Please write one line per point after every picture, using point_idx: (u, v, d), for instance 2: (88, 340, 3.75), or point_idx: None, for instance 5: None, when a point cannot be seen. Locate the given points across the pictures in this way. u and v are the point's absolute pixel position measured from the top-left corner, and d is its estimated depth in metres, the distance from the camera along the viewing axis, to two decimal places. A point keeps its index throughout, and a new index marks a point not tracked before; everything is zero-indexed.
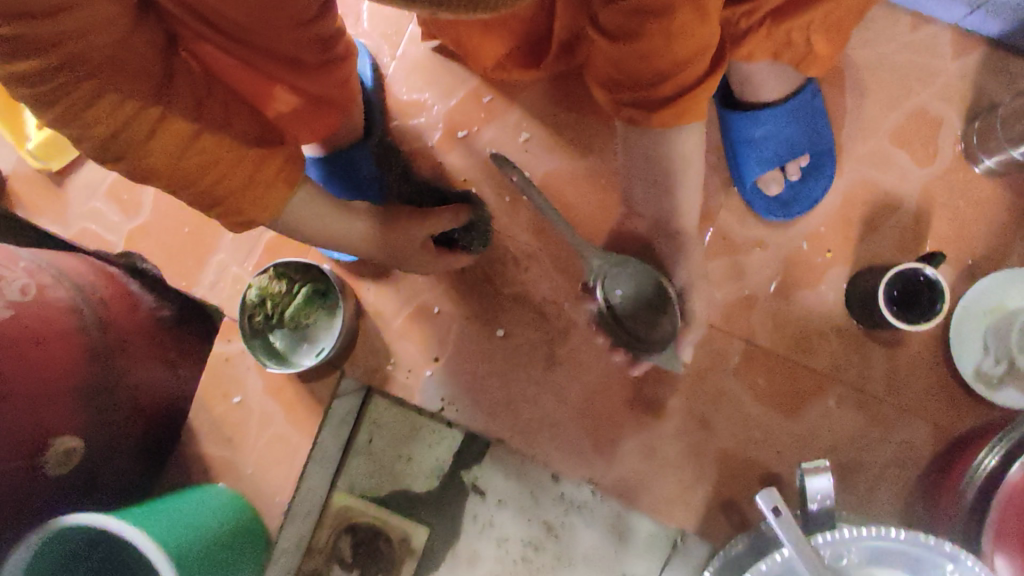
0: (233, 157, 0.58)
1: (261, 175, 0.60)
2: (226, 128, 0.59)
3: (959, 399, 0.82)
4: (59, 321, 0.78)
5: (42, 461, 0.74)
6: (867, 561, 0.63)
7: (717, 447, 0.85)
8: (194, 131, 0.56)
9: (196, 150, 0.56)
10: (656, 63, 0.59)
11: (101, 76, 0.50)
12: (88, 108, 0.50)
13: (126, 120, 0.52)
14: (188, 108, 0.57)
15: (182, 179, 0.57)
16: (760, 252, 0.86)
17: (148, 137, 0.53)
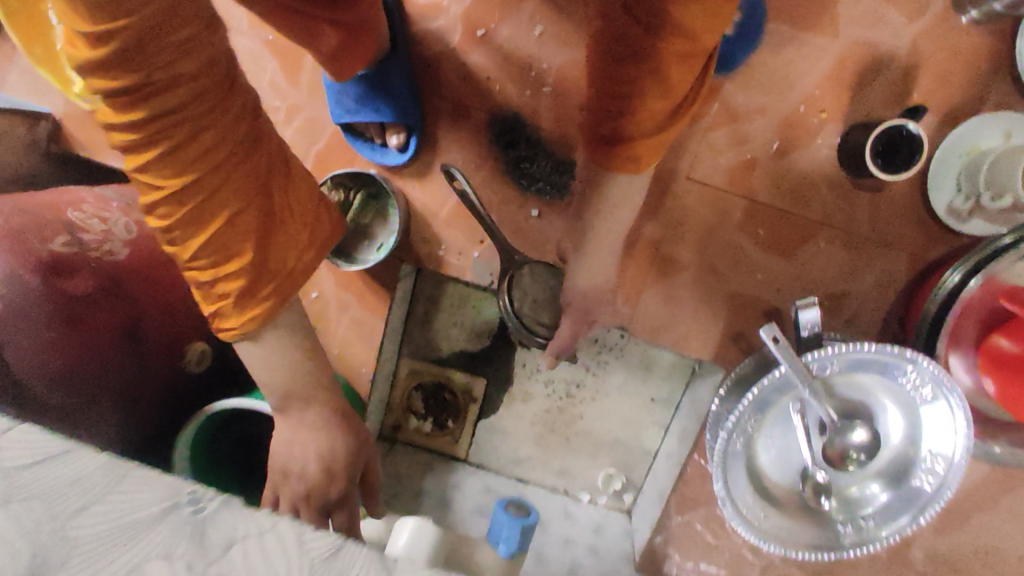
0: (258, 240, 0.59)
1: (261, 281, 0.60)
2: (270, 202, 0.60)
3: (933, 231, 0.95)
4: (162, 248, 0.93)
5: (184, 361, 0.92)
6: (848, 367, 0.82)
7: (726, 290, 1.02)
8: (249, 198, 0.58)
9: (237, 222, 0.57)
10: (619, 113, 0.66)
11: (203, 134, 0.53)
12: (175, 159, 0.53)
13: (201, 180, 0.54)
14: (256, 171, 0.58)
15: (203, 243, 0.56)
16: (760, 118, 0.95)
17: (207, 197, 0.55)
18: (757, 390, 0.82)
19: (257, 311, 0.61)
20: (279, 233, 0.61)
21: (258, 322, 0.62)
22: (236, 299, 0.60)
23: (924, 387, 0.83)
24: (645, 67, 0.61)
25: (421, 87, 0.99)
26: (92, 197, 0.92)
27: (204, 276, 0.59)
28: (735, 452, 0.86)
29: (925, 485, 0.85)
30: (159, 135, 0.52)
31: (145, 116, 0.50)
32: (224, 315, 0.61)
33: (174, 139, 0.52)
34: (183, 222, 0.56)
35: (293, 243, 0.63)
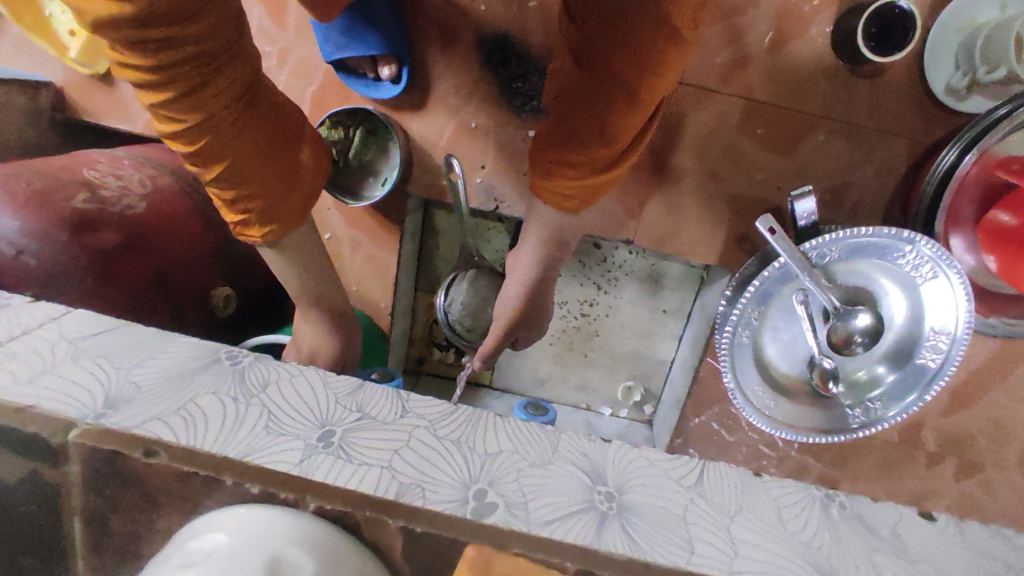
0: (273, 162, 0.65)
1: (280, 189, 0.68)
2: (272, 126, 0.65)
3: (930, 112, 0.95)
4: (174, 202, 0.96)
5: (213, 307, 0.98)
6: (848, 253, 0.84)
7: (727, 193, 1.03)
8: (257, 132, 0.62)
9: (251, 154, 0.62)
10: (558, 155, 0.64)
11: (220, 77, 0.55)
12: (198, 103, 0.55)
13: (219, 119, 0.57)
14: (258, 109, 0.62)
15: (227, 168, 0.61)
16: (751, 12, 0.94)
17: (227, 134, 0.59)
18: (758, 282, 0.85)
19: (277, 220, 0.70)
20: (283, 158, 0.67)
21: (280, 226, 0.70)
22: (259, 208, 0.67)
23: (924, 267, 0.84)
24: (585, 111, 0.60)
25: (409, 16, 1.00)
26: (104, 159, 0.95)
27: (226, 194, 0.64)
28: (742, 344, 0.91)
29: (930, 363, 0.87)
30: (182, 84, 0.53)
31: (171, 70, 0.51)
32: (248, 223, 0.69)
33: (198, 86, 0.54)
34: (206, 152, 0.59)
35: (291, 158, 0.68)
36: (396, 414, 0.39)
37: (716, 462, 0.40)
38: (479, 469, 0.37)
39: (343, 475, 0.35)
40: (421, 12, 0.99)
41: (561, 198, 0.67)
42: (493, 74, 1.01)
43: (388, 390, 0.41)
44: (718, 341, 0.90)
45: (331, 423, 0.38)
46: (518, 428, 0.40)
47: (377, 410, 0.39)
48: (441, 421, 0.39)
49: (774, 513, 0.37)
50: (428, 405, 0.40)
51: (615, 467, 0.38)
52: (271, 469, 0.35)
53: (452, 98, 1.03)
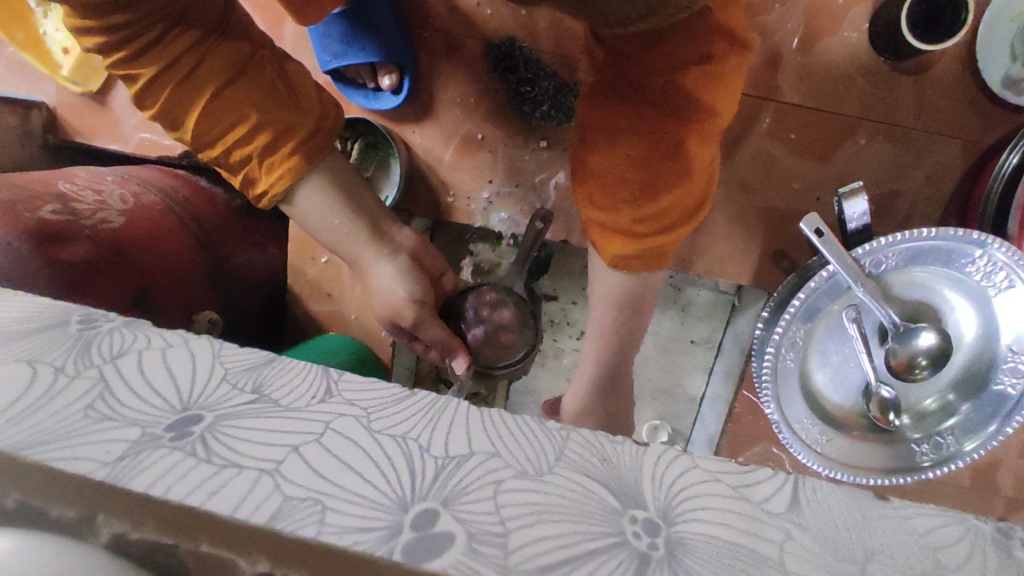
0: (261, 102, 0.59)
1: (280, 133, 0.60)
2: (254, 70, 0.60)
3: (986, 109, 0.86)
4: (159, 218, 0.84)
5: (194, 329, 0.82)
6: (906, 261, 0.74)
7: (760, 204, 0.93)
8: (231, 73, 0.59)
9: (221, 98, 0.59)
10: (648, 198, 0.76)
11: (172, 27, 0.56)
12: (150, 56, 0.56)
13: (177, 65, 0.57)
14: (235, 54, 0.59)
15: (202, 122, 0.59)
16: (778, 8, 0.87)
17: (189, 81, 0.58)
18: (803, 296, 0.74)
19: (283, 169, 0.62)
20: (277, 97, 0.60)
21: (286, 176, 0.63)
22: (258, 157, 0.61)
23: (997, 275, 0.72)
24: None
25: (410, 24, 0.94)
26: (85, 173, 0.84)
27: (217, 153, 0.62)
28: (786, 370, 0.79)
29: (1009, 390, 0.73)
30: (133, 38, 0.56)
31: (113, 25, 0.55)
32: (254, 178, 0.63)
33: (146, 38, 0.56)
34: (175, 106, 0.59)
35: (293, 100, 0.61)
36: (314, 397, 0.29)
37: (812, 477, 0.29)
38: (424, 480, 0.26)
39: (193, 483, 0.25)
40: (423, 19, 0.93)
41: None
42: (501, 80, 0.94)
43: (312, 368, 0.31)
44: (758, 368, 0.79)
45: (198, 408, 0.28)
46: (504, 427, 0.29)
47: (286, 393, 0.30)
48: (380, 410, 0.29)
49: (925, 556, 0.26)
50: (367, 388, 0.30)
51: (657, 485, 0.27)
52: (72, 472, 0.26)
53: (457, 108, 0.95)
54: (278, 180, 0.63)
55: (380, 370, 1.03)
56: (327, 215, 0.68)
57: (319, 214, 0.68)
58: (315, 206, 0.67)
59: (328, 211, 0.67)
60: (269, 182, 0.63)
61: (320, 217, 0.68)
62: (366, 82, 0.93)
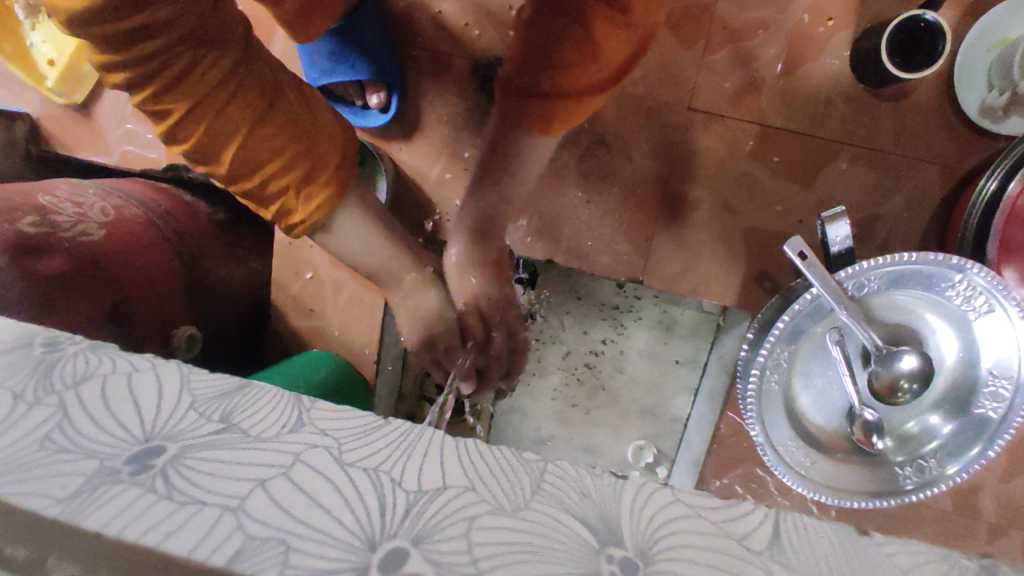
0: (298, 142, 0.56)
1: (313, 165, 0.58)
2: (282, 97, 0.55)
3: (963, 136, 0.88)
4: (140, 232, 0.83)
5: (173, 348, 0.80)
6: (886, 285, 0.75)
7: (744, 225, 0.94)
8: (265, 106, 0.54)
9: (260, 133, 0.54)
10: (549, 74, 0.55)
11: (204, 58, 0.49)
12: (181, 91, 0.50)
13: (210, 97, 0.51)
14: (263, 80, 0.54)
15: (239, 155, 0.54)
16: (762, 34, 0.88)
17: (224, 116, 0.52)
18: (787, 319, 0.74)
19: (321, 197, 0.60)
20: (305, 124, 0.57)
21: (321, 206, 0.61)
22: (296, 185, 0.58)
23: (977, 300, 0.73)
24: (577, 27, 0.52)
25: (398, 42, 0.94)
26: (66, 185, 0.82)
27: (252, 184, 0.57)
28: (771, 392, 0.79)
29: (991, 413, 0.73)
30: (161, 72, 0.48)
31: (138, 58, 0.47)
32: (288, 210, 0.60)
33: (175, 73, 0.48)
34: (205, 140, 0.53)
35: (320, 125, 0.58)
36: (284, 427, 0.30)
37: (795, 513, 0.29)
38: (394, 513, 0.27)
39: (153, 519, 0.25)
40: (411, 37, 0.94)
41: (543, 124, 0.60)
42: (488, 99, 0.94)
43: (286, 397, 0.32)
44: (743, 389, 0.78)
45: (161, 438, 0.29)
46: (477, 458, 0.30)
47: (259, 423, 0.31)
48: (352, 441, 0.30)
49: None
50: (339, 419, 0.31)
51: (636, 523, 0.27)
52: (26, 508, 0.26)
53: (445, 126, 0.96)
54: (313, 210, 0.61)
55: (362, 388, 1.02)
56: (369, 244, 0.70)
57: (360, 245, 0.70)
58: (355, 237, 0.69)
59: (365, 244, 0.70)
60: (304, 213, 0.61)
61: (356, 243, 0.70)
62: (353, 99, 0.93)
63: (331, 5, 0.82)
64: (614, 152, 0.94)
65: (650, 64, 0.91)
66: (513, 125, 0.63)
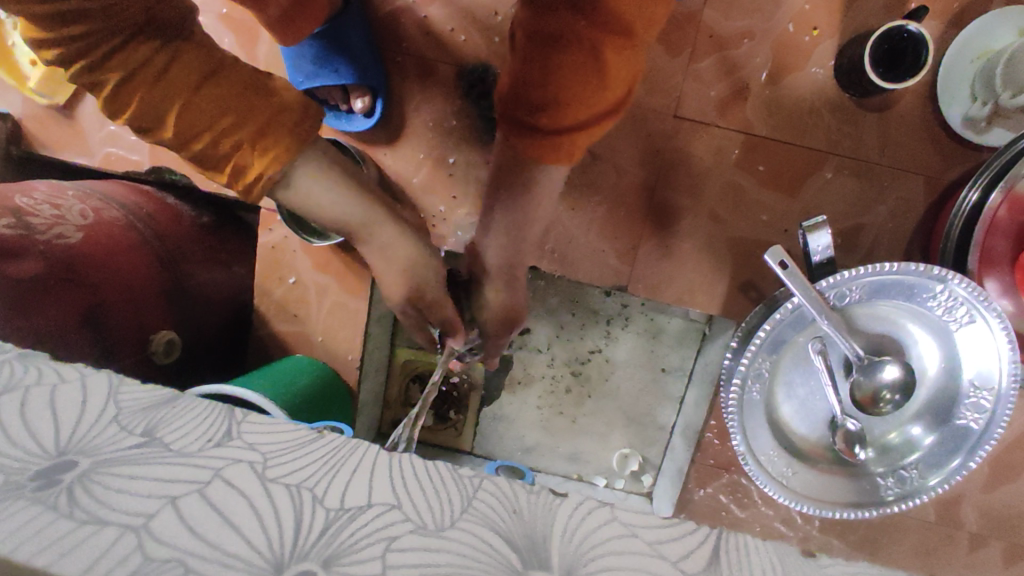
0: (245, 97, 0.50)
1: (263, 122, 0.51)
2: (233, 68, 0.51)
3: (947, 147, 0.88)
4: (118, 235, 0.82)
5: (151, 353, 0.81)
6: (868, 294, 0.74)
7: (730, 234, 0.94)
8: (208, 71, 0.50)
9: (200, 96, 0.50)
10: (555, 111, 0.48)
11: (139, 33, 0.49)
12: (116, 63, 0.48)
13: (145, 67, 0.49)
14: (208, 53, 0.51)
15: (180, 120, 0.50)
16: (747, 43, 0.89)
17: (161, 83, 0.49)
18: (768, 327, 0.74)
19: (274, 155, 0.52)
20: (253, 86, 0.51)
21: (278, 158, 0.52)
22: (248, 142, 0.51)
23: (958, 310, 0.73)
24: (576, 57, 0.45)
25: (384, 47, 0.94)
26: (45, 186, 0.81)
27: (198, 146, 0.51)
28: (752, 402, 0.79)
29: (972, 424, 0.74)
30: (96, 45, 0.48)
31: (71, 34, 0.47)
32: (243, 168, 0.52)
33: (109, 47, 0.48)
34: (146, 112, 0.50)
35: (270, 94, 0.52)
36: (209, 441, 0.30)
37: (737, 534, 0.29)
38: (312, 532, 0.27)
39: (49, 538, 0.25)
40: (397, 42, 0.94)
41: (556, 159, 0.51)
42: (474, 105, 0.94)
43: (218, 408, 0.32)
44: (725, 397, 0.77)
45: (75, 452, 0.28)
46: (410, 474, 0.29)
47: (183, 436, 0.30)
48: (280, 458, 0.29)
49: None
50: (269, 433, 0.30)
51: (566, 543, 0.28)
52: None
53: (430, 132, 0.95)
54: (271, 165, 0.52)
55: (345, 394, 1.01)
56: (332, 201, 0.59)
57: (321, 201, 0.59)
58: (321, 194, 0.58)
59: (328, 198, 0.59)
60: (259, 168, 0.52)
61: (329, 202, 0.59)
62: (338, 103, 0.93)
63: (316, 9, 0.81)
64: (600, 160, 0.94)
65: (637, 72, 0.91)
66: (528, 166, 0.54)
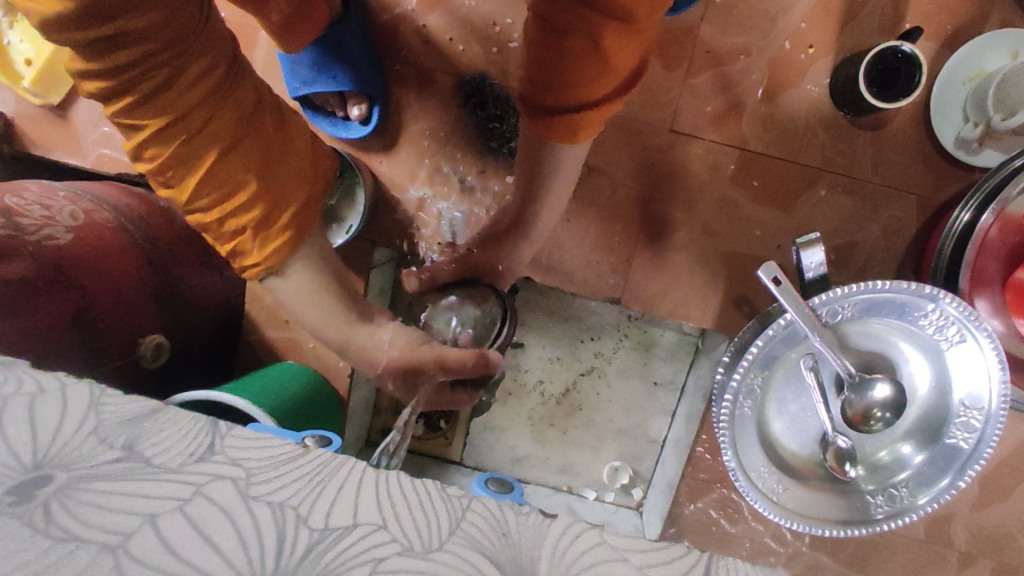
0: (266, 169, 0.54)
1: (276, 207, 0.55)
2: (258, 126, 0.54)
3: (940, 167, 0.89)
4: (109, 237, 0.81)
5: (138, 356, 0.80)
6: (860, 312, 0.75)
7: (723, 249, 0.94)
8: (237, 137, 0.52)
9: (228, 164, 0.52)
10: (566, 90, 0.54)
11: (185, 72, 0.49)
12: (160, 104, 0.48)
13: (187, 119, 0.50)
14: (241, 108, 0.53)
15: (203, 188, 0.52)
16: (744, 59, 0.89)
17: (196, 139, 0.50)
18: (760, 343, 0.74)
19: (280, 241, 0.56)
20: (273, 162, 0.55)
21: (282, 249, 0.57)
22: (253, 229, 0.55)
23: (949, 329, 0.73)
24: (581, 44, 0.49)
25: (383, 55, 0.94)
26: (36, 186, 0.80)
27: (208, 219, 0.54)
28: (744, 417, 0.78)
29: (961, 443, 0.74)
30: (141, 80, 0.47)
31: (119, 65, 0.46)
32: (245, 249, 0.56)
33: (158, 82, 0.48)
34: (173, 167, 0.51)
35: (285, 165, 0.56)
36: (192, 455, 0.29)
37: (728, 558, 0.29)
38: (291, 558, 0.26)
39: (28, 558, 0.24)
40: (396, 51, 0.94)
41: (568, 134, 0.58)
42: (471, 115, 0.94)
43: (201, 422, 0.31)
44: (716, 412, 0.78)
45: (54, 467, 0.28)
46: (396, 495, 0.29)
47: (165, 450, 0.29)
48: (263, 477, 0.29)
49: None
50: (252, 450, 0.30)
51: (559, 563, 0.28)
52: None
53: (426, 140, 0.95)
54: (272, 255, 0.56)
55: (334, 402, 1.00)
56: (312, 301, 0.62)
57: (303, 303, 0.62)
58: (299, 293, 0.61)
59: (310, 298, 0.62)
60: (262, 255, 0.56)
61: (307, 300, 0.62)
62: (335, 110, 0.93)
63: (317, 15, 0.81)
64: (595, 171, 0.94)
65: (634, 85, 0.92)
66: (542, 141, 0.61)
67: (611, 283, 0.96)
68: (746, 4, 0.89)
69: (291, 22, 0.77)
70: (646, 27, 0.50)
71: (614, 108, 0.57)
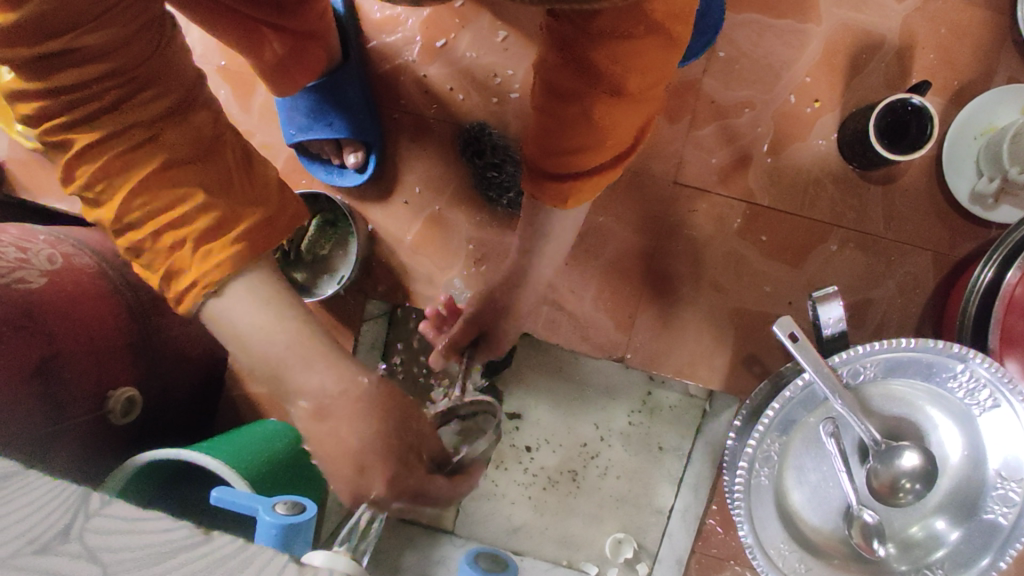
0: (221, 190, 0.50)
1: (223, 221, 0.49)
2: (219, 151, 0.51)
3: (955, 223, 0.86)
4: (87, 282, 0.76)
5: (106, 411, 0.74)
6: (882, 372, 0.69)
7: (733, 304, 0.89)
8: (191, 158, 0.49)
9: (175, 177, 0.48)
10: (567, 159, 0.50)
11: (140, 93, 0.47)
12: (108, 121, 0.47)
13: (134, 132, 0.47)
14: (199, 132, 0.50)
15: (138, 198, 0.47)
16: (749, 112, 0.88)
17: (134, 156, 0.47)
18: (777, 406, 0.68)
19: (222, 257, 0.48)
20: (230, 188, 0.51)
21: (226, 264, 0.48)
22: (192, 243, 0.48)
23: (981, 394, 0.68)
24: (580, 113, 0.47)
25: (381, 104, 0.93)
26: (14, 229, 0.76)
27: (141, 236, 0.48)
28: (761, 488, 0.71)
29: (1001, 519, 0.67)
30: (86, 101, 0.46)
31: (68, 84, 0.45)
32: (180, 269, 0.49)
33: (108, 102, 0.46)
34: (103, 178, 0.47)
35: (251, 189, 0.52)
36: (33, 544, 0.29)
37: None
38: None
39: None
40: (395, 100, 0.93)
41: (560, 202, 0.54)
42: (468, 166, 0.92)
43: (67, 497, 0.32)
44: (730, 483, 0.70)
45: None
46: None
47: (10, 529, 0.29)
48: (124, 571, 0.29)
49: None
50: (118, 539, 0.30)
51: None
52: None
53: (422, 189, 0.93)
54: (213, 269, 0.48)
55: (319, 467, 0.93)
56: (265, 321, 0.49)
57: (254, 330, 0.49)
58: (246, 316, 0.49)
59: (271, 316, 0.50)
60: (201, 271, 0.48)
61: (252, 330, 0.49)
62: (330, 158, 0.91)
63: (316, 58, 0.80)
64: (598, 224, 0.91)
65: None
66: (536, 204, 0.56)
67: (613, 337, 0.90)
68: (749, 58, 0.88)
69: (286, 66, 0.76)
70: (647, 97, 0.48)
71: (614, 177, 0.53)
